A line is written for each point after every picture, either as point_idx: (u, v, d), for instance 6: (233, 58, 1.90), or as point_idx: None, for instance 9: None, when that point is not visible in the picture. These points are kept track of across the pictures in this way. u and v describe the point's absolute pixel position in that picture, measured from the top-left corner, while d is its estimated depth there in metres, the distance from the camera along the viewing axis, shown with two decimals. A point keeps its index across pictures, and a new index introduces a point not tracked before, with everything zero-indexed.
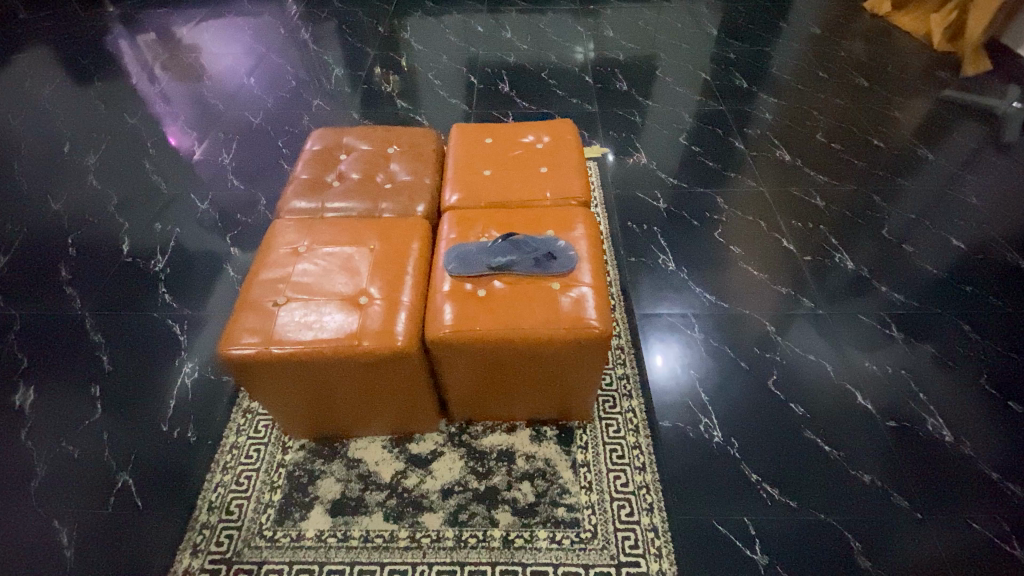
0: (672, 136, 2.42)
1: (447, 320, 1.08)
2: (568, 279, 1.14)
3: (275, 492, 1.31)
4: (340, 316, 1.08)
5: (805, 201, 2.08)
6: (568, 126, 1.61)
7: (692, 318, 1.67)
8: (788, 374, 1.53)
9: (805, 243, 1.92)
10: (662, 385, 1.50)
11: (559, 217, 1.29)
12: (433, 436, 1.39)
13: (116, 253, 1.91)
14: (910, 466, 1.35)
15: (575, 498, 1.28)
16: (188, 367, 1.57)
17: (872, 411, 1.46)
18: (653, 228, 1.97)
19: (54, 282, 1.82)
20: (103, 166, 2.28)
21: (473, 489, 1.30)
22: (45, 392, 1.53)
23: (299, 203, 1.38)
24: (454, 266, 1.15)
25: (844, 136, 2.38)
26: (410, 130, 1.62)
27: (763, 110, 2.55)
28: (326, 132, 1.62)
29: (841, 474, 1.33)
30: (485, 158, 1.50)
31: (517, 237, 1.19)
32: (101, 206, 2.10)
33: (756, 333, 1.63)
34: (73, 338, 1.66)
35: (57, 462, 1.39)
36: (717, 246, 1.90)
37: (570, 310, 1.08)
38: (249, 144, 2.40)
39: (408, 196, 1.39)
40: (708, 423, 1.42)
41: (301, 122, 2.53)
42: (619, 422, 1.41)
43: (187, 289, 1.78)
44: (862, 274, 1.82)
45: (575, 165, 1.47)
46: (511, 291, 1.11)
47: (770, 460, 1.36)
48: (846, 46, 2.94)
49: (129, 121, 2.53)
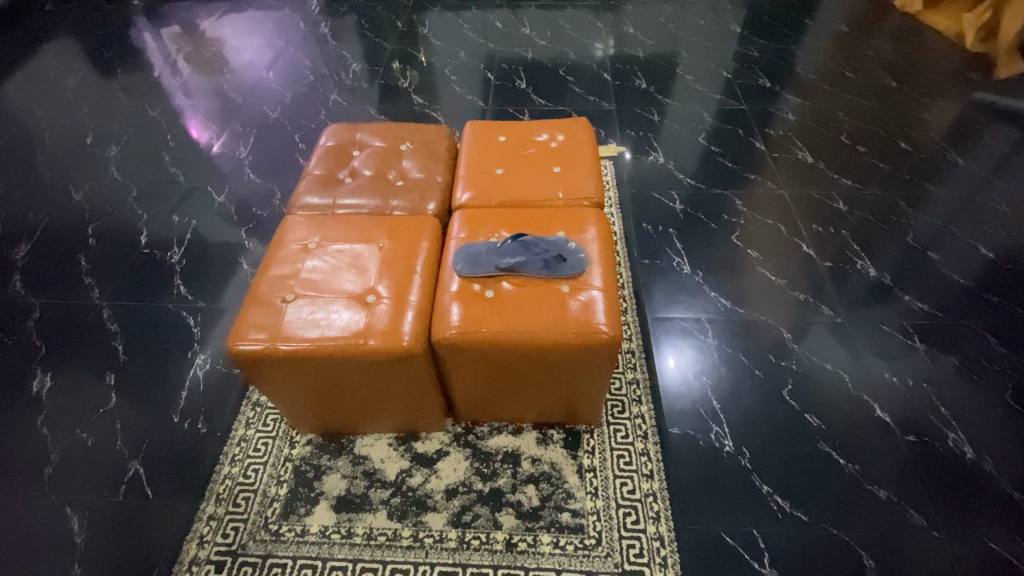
0: (691, 136, 2.37)
1: (454, 321, 1.07)
2: (577, 282, 1.11)
3: (281, 486, 1.32)
4: (347, 314, 1.07)
5: (827, 204, 2.02)
6: (582, 125, 1.58)
7: (706, 324, 1.63)
8: (804, 383, 1.49)
9: (826, 249, 1.86)
10: (673, 391, 1.47)
11: (570, 218, 1.27)
12: (439, 435, 1.38)
13: (134, 244, 1.94)
14: (930, 483, 1.31)
15: (580, 503, 1.26)
16: (201, 359, 1.59)
17: (891, 424, 1.41)
18: (668, 229, 1.93)
19: (73, 272, 1.85)
20: (124, 158, 2.32)
21: (477, 490, 1.29)
22: (62, 379, 1.56)
23: (311, 199, 1.38)
24: (463, 267, 1.14)
25: (870, 139, 2.31)
26: (423, 127, 1.61)
27: (787, 110, 2.48)
28: (340, 128, 1.62)
29: (856, 490, 1.29)
30: (498, 157, 1.48)
31: (527, 237, 1.17)
32: (121, 197, 2.13)
33: (771, 340, 1.59)
34: (90, 326, 1.69)
35: (72, 449, 1.42)
36: (733, 250, 1.85)
37: (579, 314, 1.06)
38: (266, 138, 2.41)
39: (419, 193, 1.39)
40: (719, 432, 1.39)
41: (318, 117, 2.53)
42: (627, 428, 1.39)
43: (201, 282, 1.80)
44: (884, 281, 1.76)
45: (589, 165, 1.45)
46: (520, 293, 1.10)
47: (782, 472, 1.32)
48: (874, 45, 2.85)
49: (150, 113, 2.57)
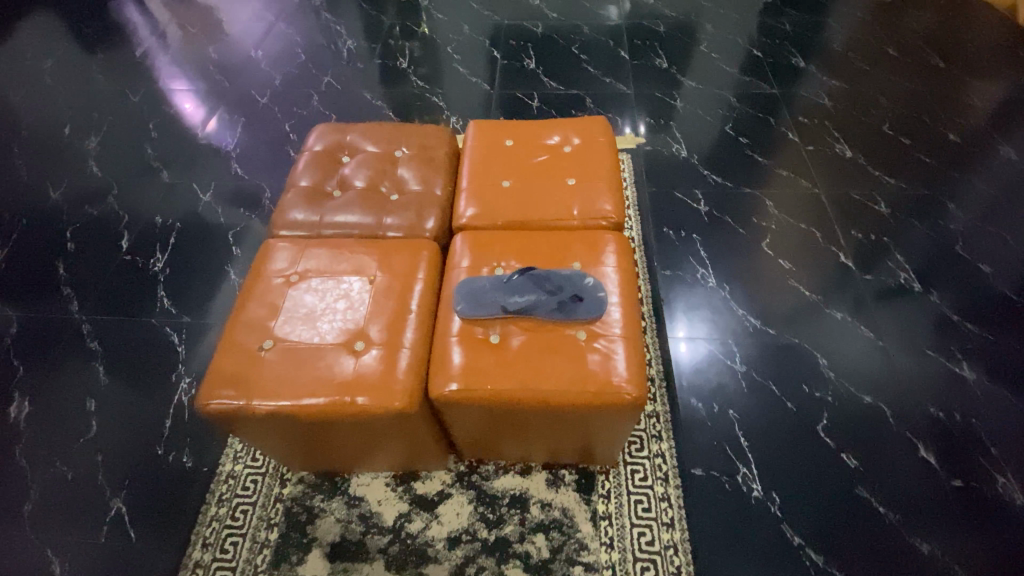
0: (716, 124, 2.16)
1: (454, 374, 0.93)
2: (595, 327, 0.97)
3: (271, 530, 1.22)
4: (333, 364, 0.95)
5: (867, 206, 1.83)
6: (600, 126, 1.40)
7: (733, 346, 1.49)
8: (841, 417, 1.35)
9: (866, 259, 1.69)
10: (696, 425, 1.35)
11: (587, 242, 1.11)
12: (440, 474, 1.28)
13: (115, 249, 1.81)
14: (978, 535, 1.18)
15: (594, 555, 1.16)
16: (186, 384, 1.48)
17: (935, 465, 1.27)
18: (691, 235, 1.76)
19: (52, 282, 1.73)
20: (105, 150, 2.16)
21: (482, 539, 1.19)
22: (41, 404, 1.46)
23: (297, 215, 1.24)
24: (464, 307, 1.00)
25: (915, 129, 2.08)
26: (421, 127, 1.44)
27: (823, 93, 2.25)
28: (329, 128, 1.45)
29: (898, 543, 1.17)
30: (504, 165, 1.31)
31: (538, 271, 1.02)
32: (101, 195, 1.99)
33: (805, 365, 1.45)
34: (69, 344, 1.58)
35: (51, 483, 1.33)
36: (764, 261, 1.68)
37: (597, 369, 0.92)
38: (254, 128, 2.23)
39: (416, 210, 1.23)
40: (747, 474, 1.27)
41: (309, 103, 2.34)
42: (646, 468, 1.27)
43: (186, 294, 1.68)
44: (930, 298, 1.59)
45: (608, 176, 1.28)
46: (529, 341, 0.96)
47: (815, 520, 1.20)
48: (919, 18, 2.57)
49: (132, 99, 2.39)
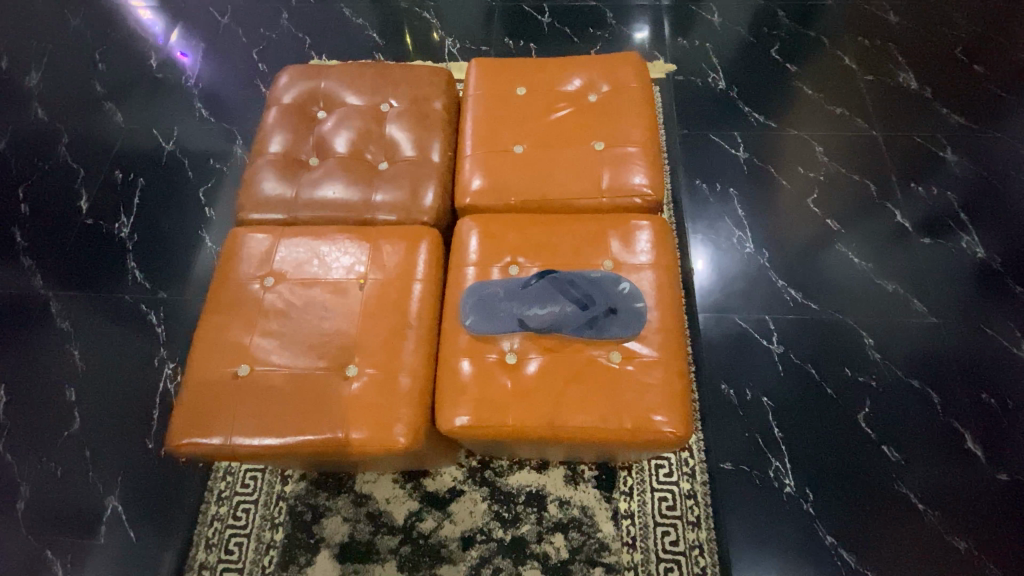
0: (761, 46, 1.82)
1: (464, 407, 0.80)
2: (629, 347, 0.82)
3: (276, 531, 1.16)
4: (323, 393, 0.81)
5: (931, 152, 1.58)
6: (632, 67, 1.14)
7: (769, 323, 1.34)
8: (885, 405, 1.24)
9: (925, 218, 1.48)
10: (726, 415, 1.24)
11: (618, 232, 0.92)
12: (450, 470, 1.20)
13: (75, 212, 1.60)
14: (1019, 533, 1.12)
15: (616, 556, 1.11)
16: (170, 370, 1.36)
17: (980, 457, 1.19)
18: (727, 189, 1.54)
19: (10, 253, 1.55)
20: (48, 89, 1.86)
21: (498, 539, 1.13)
22: (18, 393, 1.36)
23: (269, 191, 1.04)
24: (474, 322, 0.84)
25: (993, 55, 1.76)
26: (412, 70, 1.17)
27: (888, 6, 1.88)
28: (301, 71, 1.19)
29: (935, 540, 1.11)
30: (516, 123, 1.08)
31: (562, 276, 0.84)
32: (51, 145, 1.73)
33: (848, 346, 1.31)
34: (38, 325, 1.44)
35: (41, 481, 1.26)
36: (808, 221, 1.48)
37: (632, 402, 0.79)
38: (216, 57, 1.90)
39: (411, 184, 1.02)
40: (780, 468, 1.19)
41: (277, 24, 1.97)
42: (671, 464, 1.19)
43: (159, 267, 1.50)
44: (993, 265, 1.41)
45: (644, 137, 1.05)
46: (552, 365, 0.81)
47: (849, 517, 1.14)
48: None
49: (71, 21, 2.03)
